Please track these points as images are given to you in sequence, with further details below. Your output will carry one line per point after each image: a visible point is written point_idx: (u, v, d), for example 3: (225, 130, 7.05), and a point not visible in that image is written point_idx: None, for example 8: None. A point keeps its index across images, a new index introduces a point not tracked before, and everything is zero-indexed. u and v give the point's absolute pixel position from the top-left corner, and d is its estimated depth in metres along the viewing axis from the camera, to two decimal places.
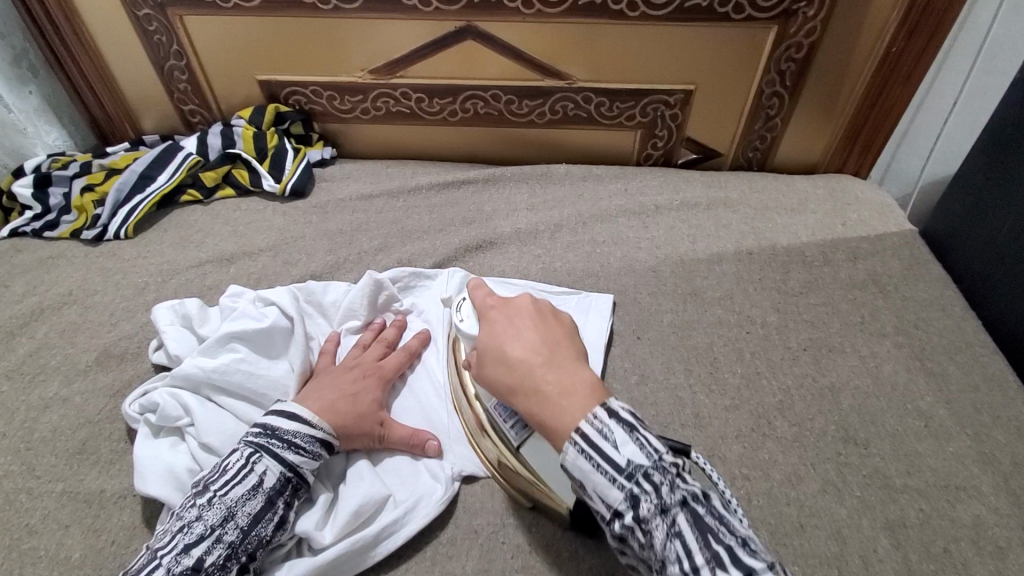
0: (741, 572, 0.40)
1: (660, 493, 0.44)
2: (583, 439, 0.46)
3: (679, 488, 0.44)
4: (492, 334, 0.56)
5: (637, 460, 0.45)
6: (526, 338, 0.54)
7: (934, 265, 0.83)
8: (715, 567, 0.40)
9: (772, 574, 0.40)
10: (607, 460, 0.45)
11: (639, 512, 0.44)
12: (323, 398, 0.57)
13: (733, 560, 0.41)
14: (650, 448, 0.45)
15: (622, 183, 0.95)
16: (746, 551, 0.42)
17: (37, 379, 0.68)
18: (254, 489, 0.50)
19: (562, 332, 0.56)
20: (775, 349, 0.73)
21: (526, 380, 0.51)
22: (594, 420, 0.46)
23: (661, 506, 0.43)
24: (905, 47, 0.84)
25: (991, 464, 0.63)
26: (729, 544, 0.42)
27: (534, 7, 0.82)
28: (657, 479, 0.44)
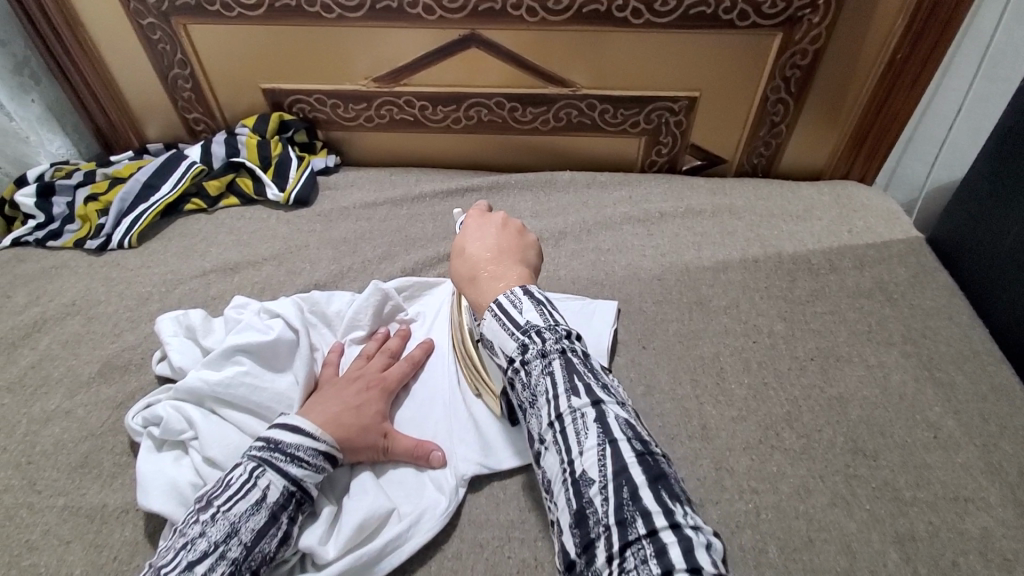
0: (593, 404, 0.48)
1: (545, 343, 0.52)
2: (496, 304, 0.56)
3: (563, 344, 0.53)
4: (461, 236, 0.67)
5: (534, 322, 0.54)
6: (484, 240, 0.64)
7: (941, 272, 0.82)
8: (574, 401, 0.48)
9: (620, 410, 0.49)
10: (511, 319, 0.54)
11: (526, 358, 0.52)
12: (328, 410, 0.57)
13: (590, 396, 0.49)
14: (549, 317, 0.55)
15: (626, 190, 0.94)
16: (604, 392, 0.50)
17: (39, 391, 0.67)
18: (258, 504, 0.49)
19: (517, 243, 0.65)
20: (782, 358, 0.73)
21: (471, 271, 0.62)
22: (510, 294, 0.57)
23: (544, 353, 0.52)
24: (911, 53, 0.83)
25: (1002, 476, 0.62)
26: (592, 387, 0.50)
27: (537, 15, 0.82)
28: (547, 335, 0.53)
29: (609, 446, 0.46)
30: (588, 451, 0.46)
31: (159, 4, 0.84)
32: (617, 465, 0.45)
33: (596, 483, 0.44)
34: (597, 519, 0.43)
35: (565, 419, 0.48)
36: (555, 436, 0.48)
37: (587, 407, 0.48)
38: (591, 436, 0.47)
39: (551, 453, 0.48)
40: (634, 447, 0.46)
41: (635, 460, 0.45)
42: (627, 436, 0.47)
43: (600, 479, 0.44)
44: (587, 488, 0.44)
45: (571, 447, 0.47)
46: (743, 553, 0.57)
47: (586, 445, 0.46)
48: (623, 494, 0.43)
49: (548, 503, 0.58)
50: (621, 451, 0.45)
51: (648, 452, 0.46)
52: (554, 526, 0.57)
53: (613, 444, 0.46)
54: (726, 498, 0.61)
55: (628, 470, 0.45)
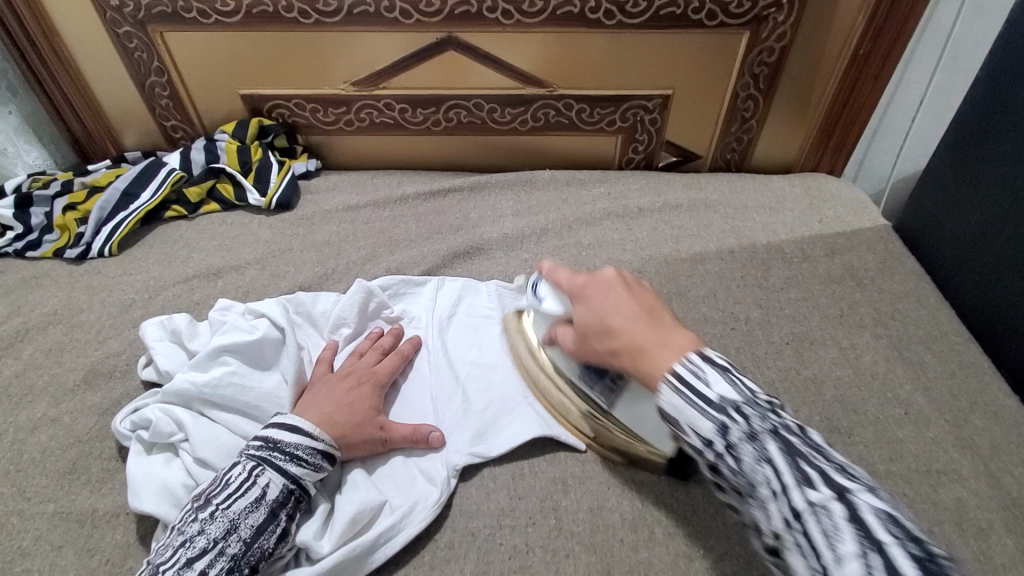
0: (838, 497, 0.37)
1: (750, 420, 0.41)
2: (673, 376, 0.45)
3: (771, 418, 0.42)
4: (586, 305, 0.55)
5: (729, 395, 0.43)
6: (621, 305, 0.52)
7: (907, 258, 0.86)
8: (811, 493, 0.37)
9: (877, 500, 0.37)
10: (697, 393, 0.43)
11: (732, 442, 0.41)
12: (321, 409, 0.57)
13: (830, 486, 0.37)
14: (743, 385, 0.43)
15: (606, 187, 0.97)
16: (845, 475, 0.38)
17: (23, 401, 0.67)
18: (257, 502, 0.50)
19: (648, 296, 0.54)
20: (760, 344, 0.75)
21: (626, 342, 0.50)
22: (687, 361, 0.45)
23: (751, 433, 0.41)
24: (872, 50, 0.87)
25: (970, 448, 0.65)
26: (826, 470, 0.38)
27: (513, 17, 0.84)
28: (749, 410, 0.42)
29: (878, 557, 0.34)
30: (851, 565, 0.34)
31: (135, 12, 0.84)
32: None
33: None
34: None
35: (805, 517, 0.37)
36: (795, 540, 0.37)
37: (832, 501, 0.37)
38: (849, 541, 0.35)
39: (792, 557, 0.38)
40: (911, 551, 0.34)
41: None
42: (904, 540, 0.34)
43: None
44: None
45: (822, 557, 0.36)
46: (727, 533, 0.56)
47: (846, 558, 0.35)
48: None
49: (538, 490, 0.60)
50: (900, 563, 0.33)
51: (937, 559, 0.34)
52: (545, 512, 0.58)
53: (884, 553, 0.34)
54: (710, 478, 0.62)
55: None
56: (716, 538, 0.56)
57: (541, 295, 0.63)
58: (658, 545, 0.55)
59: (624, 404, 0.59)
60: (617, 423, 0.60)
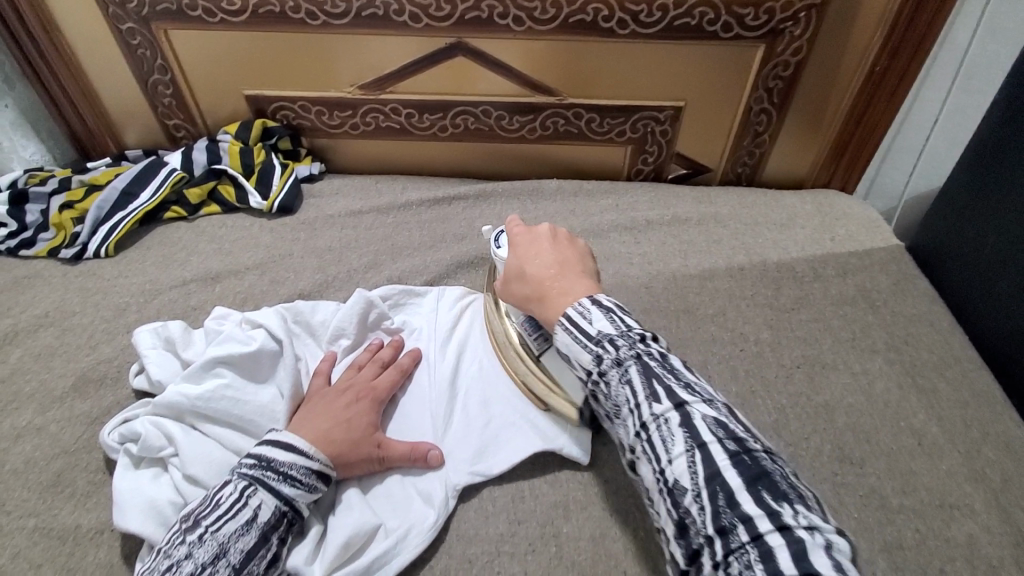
0: (676, 408, 0.45)
1: (619, 350, 0.50)
2: (566, 318, 0.53)
3: (639, 348, 0.50)
4: (516, 255, 0.63)
5: (607, 330, 0.51)
6: (543, 258, 0.61)
7: (920, 281, 0.84)
8: (655, 406, 0.46)
9: (708, 409, 0.46)
10: (582, 332, 0.52)
11: (603, 369, 0.50)
12: (318, 425, 0.56)
13: (671, 400, 0.46)
14: (622, 324, 0.52)
15: (613, 199, 0.95)
16: (688, 391, 0.47)
17: (10, 407, 0.65)
18: (248, 525, 0.48)
19: (574, 252, 0.62)
20: (769, 366, 0.73)
21: (537, 290, 0.59)
22: (579, 305, 0.54)
23: (618, 361, 0.49)
24: (889, 67, 0.86)
25: (983, 481, 0.63)
26: (673, 388, 0.47)
27: (524, 24, 0.82)
28: (621, 342, 0.50)
29: (698, 452, 0.43)
30: (677, 458, 0.44)
31: (139, 9, 0.83)
32: (709, 471, 0.42)
33: (689, 493, 0.42)
34: (698, 529, 0.42)
35: (650, 426, 0.46)
36: (642, 445, 0.46)
37: (671, 412, 0.46)
38: (679, 441, 0.44)
39: (643, 464, 0.46)
40: (726, 446, 0.43)
41: (729, 462, 0.42)
42: (719, 437, 0.43)
43: (693, 487, 0.42)
44: (684, 501, 0.42)
45: (659, 456, 0.45)
46: None
47: (676, 454, 0.44)
48: (720, 501, 0.41)
49: (537, 515, 0.58)
50: (714, 455, 0.43)
51: (748, 451, 0.43)
52: (545, 540, 0.56)
53: (703, 448, 0.43)
54: None
55: (721, 473, 0.42)
56: None
57: (501, 241, 0.67)
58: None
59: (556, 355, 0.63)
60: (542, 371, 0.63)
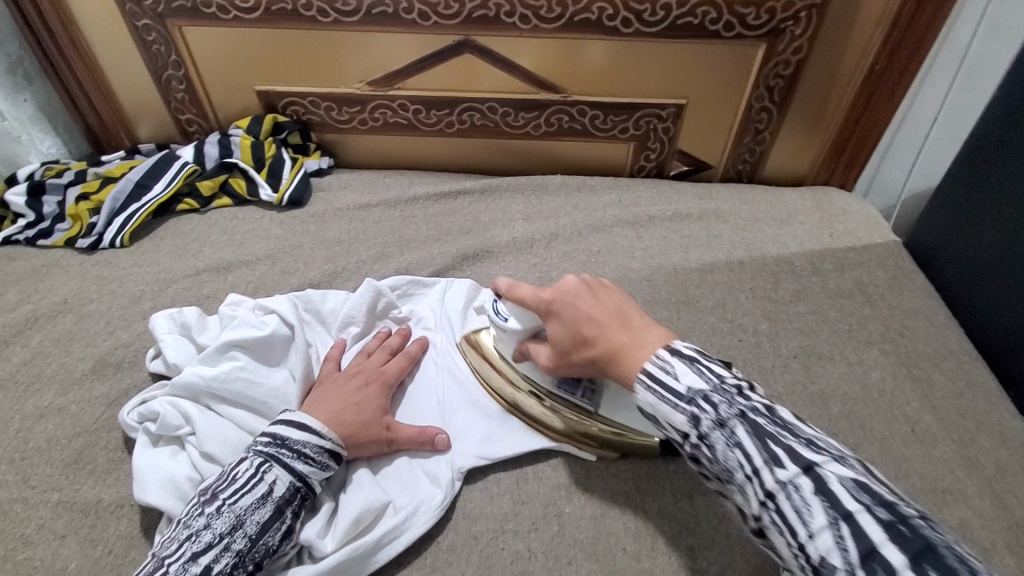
0: (804, 472, 0.40)
1: (719, 409, 0.45)
2: (646, 374, 0.48)
3: (739, 403, 0.45)
4: (559, 320, 0.57)
5: (698, 386, 0.46)
6: (594, 313, 0.55)
7: (917, 275, 0.86)
8: (777, 471, 0.40)
9: (843, 469, 0.39)
10: (668, 389, 0.47)
11: (703, 431, 0.45)
12: (329, 407, 0.58)
13: (796, 461, 0.40)
14: (712, 374, 0.47)
15: (616, 194, 0.97)
16: (811, 450, 0.41)
17: (30, 388, 0.67)
18: (263, 498, 0.50)
19: (614, 299, 0.56)
20: (767, 356, 0.75)
21: (612, 350, 0.52)
22: (657, 359, 0.48)
23: (720, 421, 0.44)
24: (888, 66, 0.87)
25: (975, 468, 0.65)
26: (792, 447, 0.41)
27: (530, 22, 0.84)
28: (717, 398, 0.45)
29: (843, 524, 0.37)
30: (820, 533, 0.37)
31: (155, 6, 0.85)
32: (862, 546, 0.35)
33: (842, 574, 0.36)
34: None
35: (776, 495, 0.40)
36: (770, 517, 0.40)
37: (798, 476, 0.40)
38: (817, 512, 0.38)
39: (774, 537, 0.41)
40: (877, 515, 0.36)
41: (884, 533, 0.35)
42: (867, 504, 0.37)
43: (846, 568, 0.36)
44: None
45: (795, 530, 0.38)
46: (731, 546, 0.55)
47: (818, 529, 0.37)
48: None
49: (541, 496, 0.59)
50: (865, 526, 0.36)
51: (904, 519, 0.36)
52: (548, 518, 0.58)
53: (849, 518, 0.37)
54: None
55: (879, 550, 0.35)
56: (721, 550, 0.55)
57: (503, 312, 0.62)
58: (660, 555, 0.55)
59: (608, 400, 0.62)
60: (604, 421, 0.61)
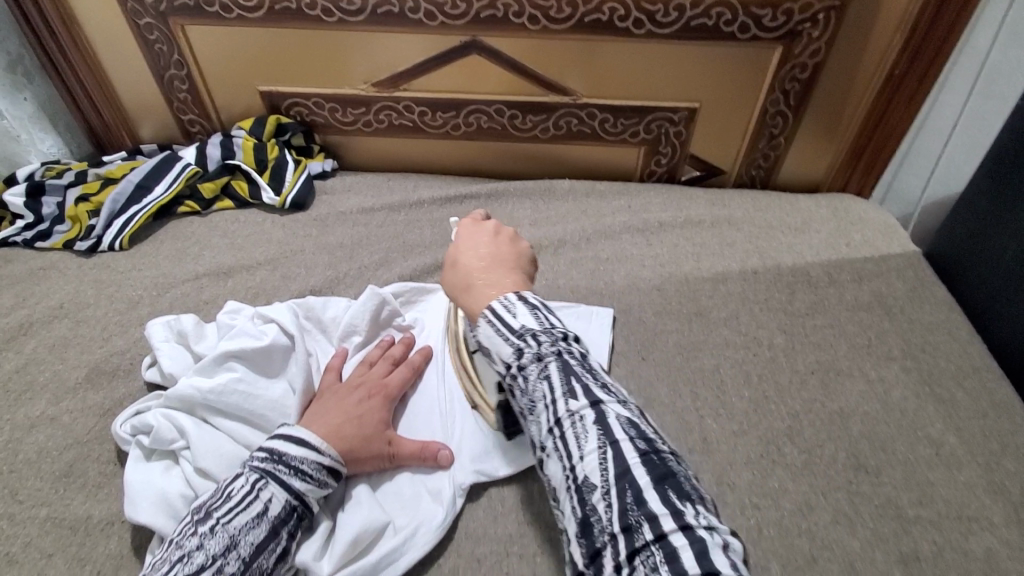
0: (593, 407, 0.44)
1: (541, 345, 0.48)
2: (490, 311, 0.51)
3: (562, 346, 0.48)
4: (455, 244, 0.62)
5: (530, 326, 0.49)
6: (476, 249, 0.60)
7: (939, 288, 0.83)
8: (571, 402, 0.44)
9: (623, 410, 0.45)
10: (505, 325, 0.50)
11: (522, 363, 0.48)
12: (329, 420, 0.55)
13: (588, 397, 0.45)
14: (546, 320, 0.50)
15: (626, 200, 0.94)
16: (604, 390, 0.46)
17: (23, 397, 0.65)
18: (259, 517, 0.48)
19: (510, 250, 0.61)
20: (782, 371, 0.72)
21: (464, 281, 0.58)
22: (505, 300, 0.52)
23: (539, 356, 0.47)
24: (909, 70, 0.84)
25: (1004, 494, 0.62)
26: (590, 385, 0.46)
27: (539, 23, 0.82)
28: (543, 338, 0.48)
29: (610, 449, 0.42)
30: (590, 455, 0.42)
31: (157, 4, 0.83)
32: (620, 468, 0.41)
33: (598, 490, 0.41)
34: (602, 526, 0.40)
35: (564, 423, 0.44)
36: (555, 443, 0.44)
37: (586, 409, 0.44)
38: (591, 438, 0.43)
39: (552, 460, 0.44)
40: (637, 446, 0.42)
41: (639, 460, 0.42)
42: (631, 436, 0.43)
43: (603, 485, 0.41)
44: (592, 498, 0.41)
45: (571, 452, 0.43)
46: None
47: (589, 451, 0.42)
48: (628, 499, 0.40)
49: (547, 518, 0.57)
50: (625, 453, 0.42)
51: (655, 451, 0.43)
52: (554, 542, 0.55)
53: (615, 445, 0.42)
54: (725, 513, 0.59)
55: (631, 472, 0.41)
56: None
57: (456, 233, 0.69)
58: None
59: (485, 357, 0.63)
60: (472, 368, 0.64)
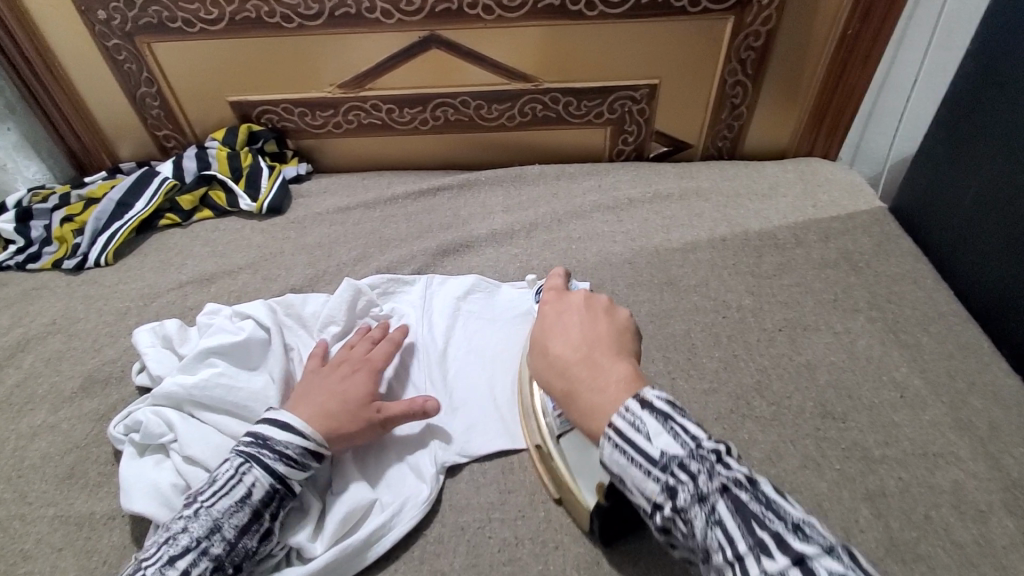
0: (797, 564, 0.35)
1: (697, 480, 0.39)
2: (614, 431, 0.43)
3: (721, 474, 0.39)
4: (541, 327, 0.54)
5: (673, 451, 0.41)
6: (571, 336, 0.52)
7: (904, 240, 0.85)
8: (765, 561, 0.36)
9: (836, 562, 0.35)
10: (640, 452, 0.41)
11: (679, 505, 0.39)
12: (314, 403, 0.57)
13: (786, 552, 0.35)
14: (687, 437, 0.41)
15: (596, 179, 0.96)
16: (799, 536, 0.36)
17: (24, 409, 0.68)
18: (242, 501, 0.50)
19: (609, 327, 0.52)
20: (751, 331, 0.74)
21: (564, 380, 0.49)
22: (627, 413, 0.43)
23: (699, 495, 0.39)
24: (861, 29, 0.86)
25: (970, 430, 0.64)
26: (779, 532, 0.37)
27: (494, 12, 0.84)
28: (694, 466, 0.40)
29: None
30: None
31: (122, 24, 0.86)
32: None
33: None
34: None
35: None
36: None
37: (790, 570, 0.35)
38: None
39: None
40: None
41: None
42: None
43: None
44: None
45: None
46: None
47: None
48: None
49: (527, 484, 0.59)
50: None
51: None
52: (534, 505, 0.58)
53: None
54: None
55: None
56: None
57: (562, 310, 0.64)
58: (647, 535, 0.55)
59: (574, 439, 0.56)
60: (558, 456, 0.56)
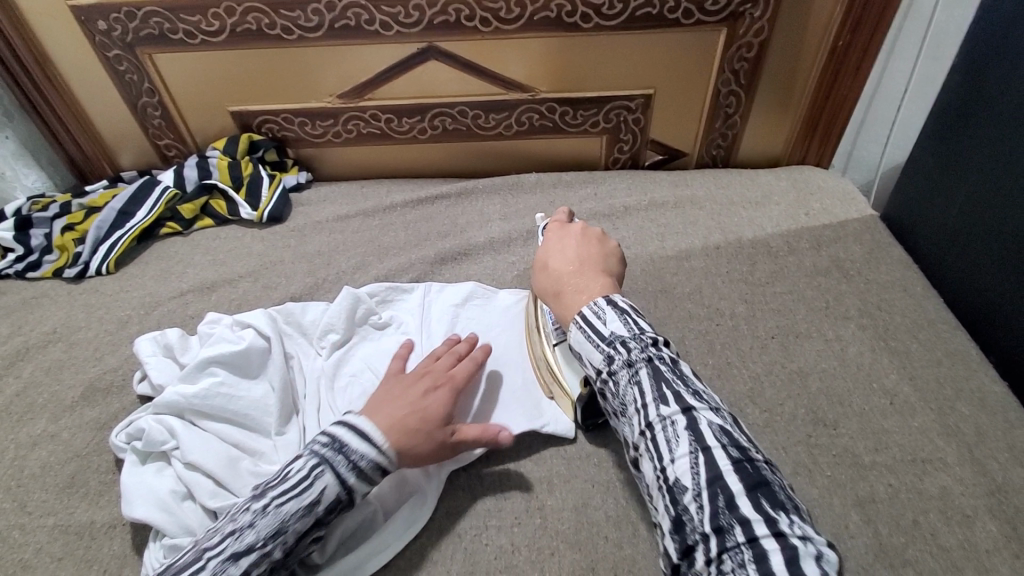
0: (684, 412, 0.49)
1: (631, 352, 0.53)
2: (581, 317, 0.57)
3: (651, 351, 0.53)
4: (544, 248, 0.68)
5: (619, 333, 0.54)
6: (567, 254, 0.66)
7: (894, 247, 0.86)
8: (663, 408, 0.49)
9: (714, 416, 0.49)
10: (595, 331, 0.55)
11: (613, 368, 0.53)
12: (392, 412, 0.55)
13: (680, 404, 0.49)
14: (634, 326, 0.55)
15: (592, 188, 0.97)
16: (695, 398, 0.50)
17: (25, 418, 0.69)
18: (309, 507, 0.50)
19: (599, 251, 0.66)
20: (744, 338, 0.75)
21: (556, 286, 0.63)
22: (594, 305, 0.57)
23: (630, 361, 0.53)
24: (852, 41, 0.87)
25: (957, 436, 0.65)
26: (681, 392, 0.50)
27: (491, 24, 0.85)
28: (632, 344, 0.53)
29: (702, 454, 0.46)
30: (681, 459, 0.47)
31: (123, 36, 0.87)
32: (711, 472, 0.45)
33: (689, 492, 0.45)
34: (694, 526, 0.44)
35: (655, 427, 0.49)
36: (647, 444, 0.49)
37: (678, 416, 0.49)
38: (683, 443, 0.47)
39: (644, 462, 0.49)
40: (731, 454, 0.46)
41: (732, 468, 0.45)
42: (724, 444, 0.47)
43: (695, 487, 0.45)
44: (684, 500, 0.45)
45: (662, 456, 0.48)
46: None
47: (680, 456, 0.47)
48: (720, 503, 0.44)
49: (523, 491, 0.60)
50: (717, 459, 0.46)
51: (750, 461, 0.46)
52: (530, 512, 0.59)
53: (706, 452, 0.46)
54: None
55: (723, 478, 0.45)
56: None
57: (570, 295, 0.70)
58: (640, 541, 0.56)
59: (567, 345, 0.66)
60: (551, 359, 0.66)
